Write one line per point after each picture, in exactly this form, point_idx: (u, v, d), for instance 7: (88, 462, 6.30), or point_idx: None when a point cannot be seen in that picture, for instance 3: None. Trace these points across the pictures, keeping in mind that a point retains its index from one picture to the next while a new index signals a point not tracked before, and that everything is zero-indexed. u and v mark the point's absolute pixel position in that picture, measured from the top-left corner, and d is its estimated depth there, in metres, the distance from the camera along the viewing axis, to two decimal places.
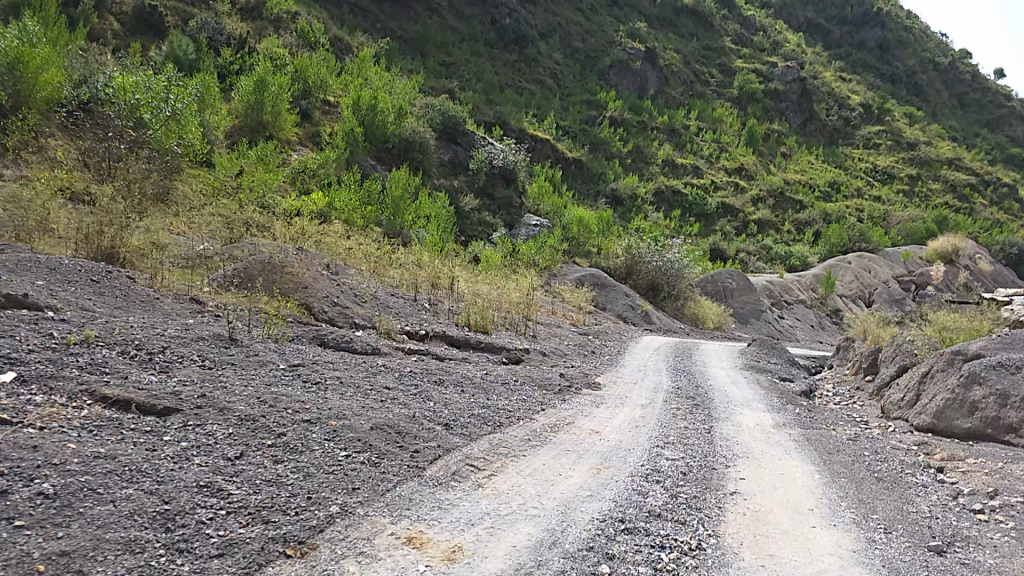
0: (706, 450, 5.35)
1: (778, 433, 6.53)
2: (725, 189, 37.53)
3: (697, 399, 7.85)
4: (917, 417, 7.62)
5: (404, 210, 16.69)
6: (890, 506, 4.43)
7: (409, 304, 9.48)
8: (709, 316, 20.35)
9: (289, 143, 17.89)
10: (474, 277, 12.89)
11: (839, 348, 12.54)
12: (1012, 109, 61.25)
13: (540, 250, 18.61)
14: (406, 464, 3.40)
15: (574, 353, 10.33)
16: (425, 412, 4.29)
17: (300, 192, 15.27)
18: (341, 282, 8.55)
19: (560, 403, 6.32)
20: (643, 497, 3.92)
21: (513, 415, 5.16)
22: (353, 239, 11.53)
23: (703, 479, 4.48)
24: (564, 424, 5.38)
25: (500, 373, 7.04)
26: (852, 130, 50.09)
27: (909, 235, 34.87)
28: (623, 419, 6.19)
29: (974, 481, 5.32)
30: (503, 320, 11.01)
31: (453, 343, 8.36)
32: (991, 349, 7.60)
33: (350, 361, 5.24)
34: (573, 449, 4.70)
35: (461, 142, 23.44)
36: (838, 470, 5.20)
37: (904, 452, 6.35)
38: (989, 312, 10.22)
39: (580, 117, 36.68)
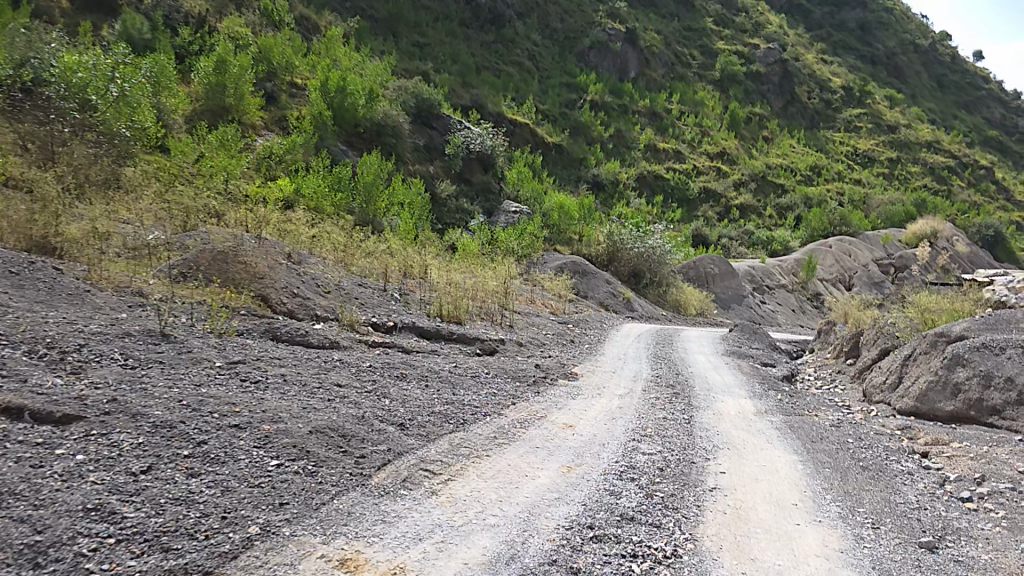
0: (684, 441, 5.05)
1: (760, 421, 6.24)
2: (706, 173, 37.38)
3: (677, 387, 7.55)
4: (899, 400, 7.38)
5: (376, 198, 16.31)
6: (877, 498, 4.08)
7: (376, 293, 9.15)
8: (691, 302, 20.16)
9: (254, 128, 17.64)
10: (448, 266, 12.55)
11: (821, 332, 12.34)
12: (991, 92, 61.75)
13: (518, 238, 18.26)
14: (348, 472, 3.07)
15: (553, 342, 10.06)
16: (377, 412, 3.93)
17: (266, 180, 14.87)
18: (303, 272, 8.38)
19: (533, 396, 5.95)
20: (615, 497, 3.57)
21: (478, 408, 4.83)
22: (318, 228, 11.34)
23: (681, 475, 4.16)
24: (534, 417, 5.05)
25: (471, 365, 6.71)
26: (832, 113, 50.13)
27: (889, 218, 34.99)
28: (599, 410, 5.86)
29: (960, 467, 5.04)
30: (478, 309, 10.66)
31: (422, 335, 8.03)
32: (974, 330, 7.37)
33: (302, 356, 5.00)
34: (542, 445, 4.37)
35: (437, 126, 22.98)
36: (824, 460, 4.89)
37: (886, 437, 6.10)
38: (972, 292, 10.02)
39: (558, 100, 36.27)
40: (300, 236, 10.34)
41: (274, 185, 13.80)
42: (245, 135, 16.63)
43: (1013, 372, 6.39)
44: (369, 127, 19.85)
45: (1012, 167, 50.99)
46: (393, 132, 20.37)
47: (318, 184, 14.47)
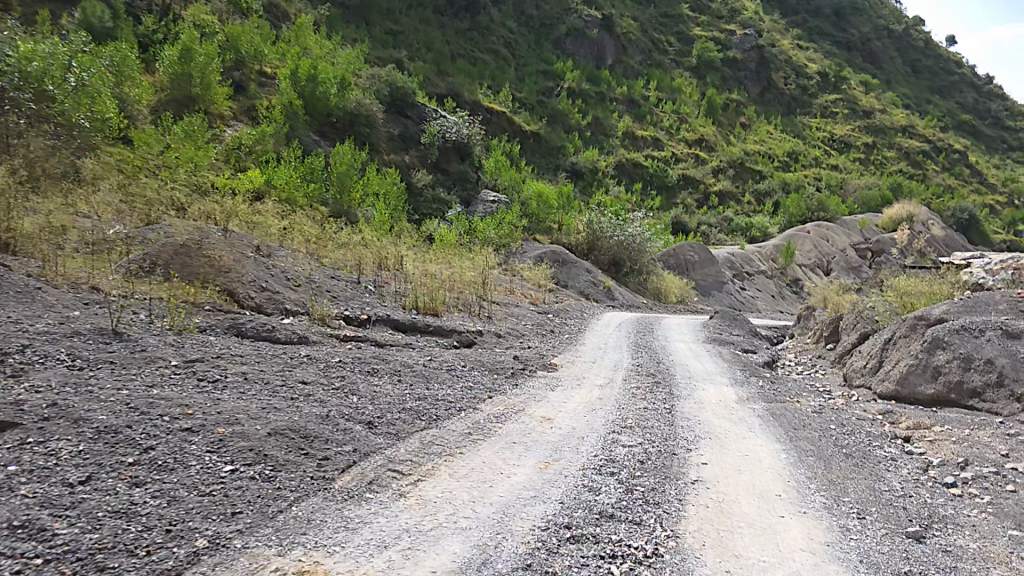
0: (665, 432, 4.92)
1: (742, 409, 6.14)
2: (685, 161, 37.40)
3: (658, 376, 7.44)
4: (880, 384, 7.36)
5: (350, 188, 16.04)
6: (861, 486, 3.98)
7: (349, 286, 9.02)
8: (671, 289, 20.16)
9: (222, 119, 17.21)
10: (425, 257, 12.36)
11: (800, 317, 12.35)
12: (962, 77, 62.62)
13: (497, 228, 18.06)
14: (309, 476, 2.92)
15: (532, 332, 9.94)
16: (344, 410, 3.77)
17: (235, 171, 14.54)
18: (272, 265, 8.21)
19: (510, 388, 5.81)
20: (592, 492, 3.43)
21: (452, 402, 4.68)
22: (289, 219, 11.14)
23: (661, 468, 4.03)
24: (511, 411, 4.90)
25: (446, 358, 6.55)
26: (808, 99, 50.47)
27: (865, 202, 35.33)
28: (579, 402, 5.72)
29: (942, 451, 4.98)
30: (455, 301, 10.49)
31: (397, 327, 7.92)
32: (953, 312, 7.35)
33: (266, 353, 4.88)
34: (518, 441, 4.22)
35: (412, 115, 22.64)
36: (807, 448, 4.79)
37: (868, 422, 6.04)
38: (949, 275, 10.04)
39: (535, 89, 36.01)
40: (270, 225, 10.13)
41: (244, 176, 13.50)
42: (213, 125, 16.23)
43: (993, 354, 6.38)
44: (342, 117, 19.52)
45: (984, 151, 51.74)
46: (366, 122, 20.05)
47: (289, 174, 14.18)
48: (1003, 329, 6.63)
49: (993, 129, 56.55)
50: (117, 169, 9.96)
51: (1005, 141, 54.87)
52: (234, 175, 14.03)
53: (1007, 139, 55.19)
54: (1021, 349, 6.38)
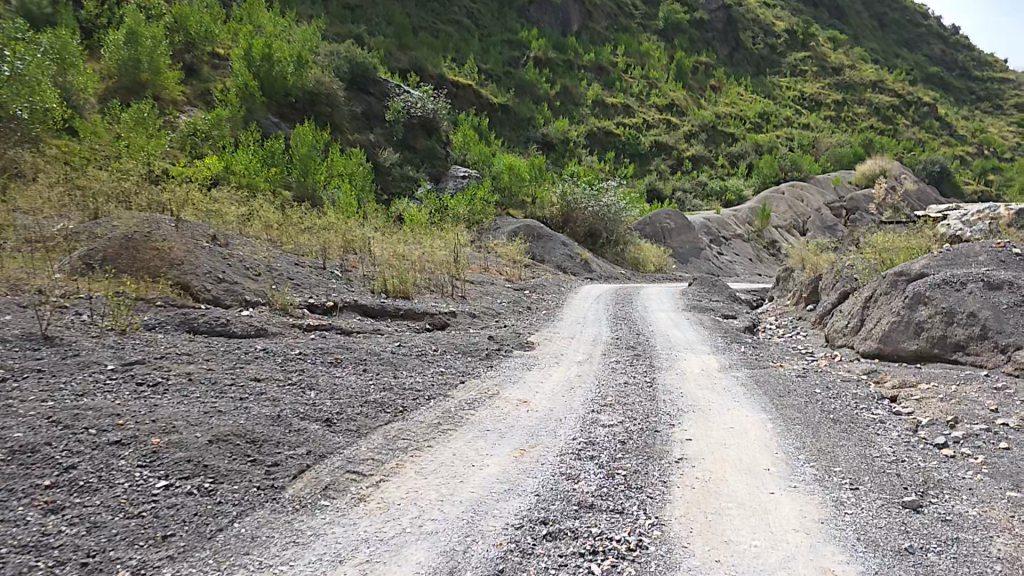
0: (648, 407, 4.72)
1: (725, 377, 5.97)
2: (656, 127, 37.12)
3: (637, 349, 7.25)
4: (863, 343, 7.23)
5: (314, 171, 15.61)
6: (852, 453, 3.80)
7: (314, 274, 8.73)
8: (648, 258, 20.01)
9: (175, 104, 16.58)
10: (394, 238, 12.03)
11: (779, 279, 12.25)
12: (929, 28, 62.70)
13: (469, 204, 17.70)
14: (255, 487, 2.67)
15: (509, 310, 9.69)
16: (299, 408, 3.52)
17: (192, 158, 14.04)
18: (229, 254, 7.90)
19: (484, 370, 5.58)
20: (570, 480, 3.21)
21: (421, 390, 4.45)
22: (248, 206, 10.76)
23: (643, 447, 3.82)
24: (484, 396, 4.66)
25: (416, 343, 6.30)
26: (777, 58, 50.21)
27: (838, 160, 35.36)
28: (557, 381, 5.50)
29: (931, 410, 4.82)
30: (427, 281, 10.20)
31: (366, 313, 7.68)
32: (933, 266, 7.21)
33: (218, 350, 4.64)
34: (493, 428, 3.96)
35: (375, 92, 22.06)
36: (793, 416, 4.61)
37: (853, 384, 5.91)
38: (925, 228, 9.93)
39: (501, 60, 35.39)
40: (228, 212, 9.83)
41: (202, 163, 13.02)
42: (165, 111, 15.66)
43: (975, 307, 6.25)
44: (301, 96, 18.94)
45: (953, 103, 51.94)
46: (327, 101, 19.51)
47: (249, 159, 13.71)
48: (984, 280, 6.50)
49: (961, 80, 56.72)
50: (63, 163, 9.55)
51: (973, 91, 55.10)
52: (191, 163, 13.54)
53: (975, 89, 55.40)
54: (1004, 299, 6.26)
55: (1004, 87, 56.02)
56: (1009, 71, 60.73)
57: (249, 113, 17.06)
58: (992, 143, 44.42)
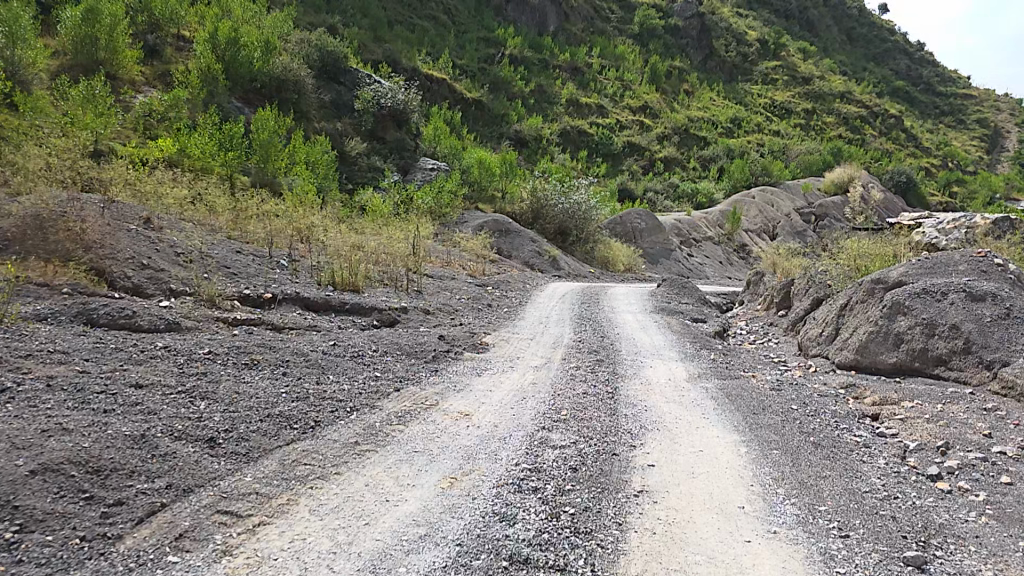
0: (605, 423, 4.16)
1: (692, 389, 5.44)
2: (629, 128, 36.81)
3: (600, 353, 6.68)
4: (838, 354, 6.82)
5: (274, 157, 14.78)
6: (838, 488, 3.33)
7: (254, 263, 8.01)
8: (617, 257, 19.54)
9: (132, 84, 15.66)
10: (348, 229, 11.30)
11: (749, 283, 11.79)
12: (895, 44, 63.68)
13: (435, 196, 17.01)
14: (80, 539, 2.01)
15: (467, 308, 9.07)
16: (178, 425, 2.85)
17: (144, 140, 13.22)
18: (159, 238, 7.15)
19: (427, 375, 4.96)
20: (505, 523, 2.58)
21: (345, 400, 3.80)
22: (192, 189, 9.96)
23: (598, 477, 3.24)
24: (419, 407, 4.02)
25: (356, 342, 5.63)
26: (749, 66, 50.43)
27: (808, 167, 35.45)
28: (508, 390, 4.90)
29: (917, 433, 4.47)
30: (379, 275, 9.53)
31: (308, 307, 7.01)
32: (912, 274, 6.79)
33: (108, 347, 3.94)
34: (422, 450, 3.34)
35: (345, 81, 21.29)
36: (769, 438, 4.09)
37: (831, 400, 5.47)
38: (900, 236, 9.55)
39: (476, 55, 34.79)
40: (167, 194, 9.06)
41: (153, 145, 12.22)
42: (120, 90, 14.75)
43: (958, 319, 5.84)
44: (267, 81, 18.11)
45: (919, 116, 52.62)
46: (294, 87, 18.72)
47: (203, 141, 12.88)
48: (967, 291, 6.10)
49: (927, 94, 57.47)
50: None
51: (938, 106, 55.87)
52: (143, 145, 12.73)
53: (940, 103, 56.22)
54: (986, 312, 5.87)
55: (967, 103, 56.97)
56: (971, 88, 61.78)
57: (209, 96, 16.11)
58: (957, 155, 45.01)
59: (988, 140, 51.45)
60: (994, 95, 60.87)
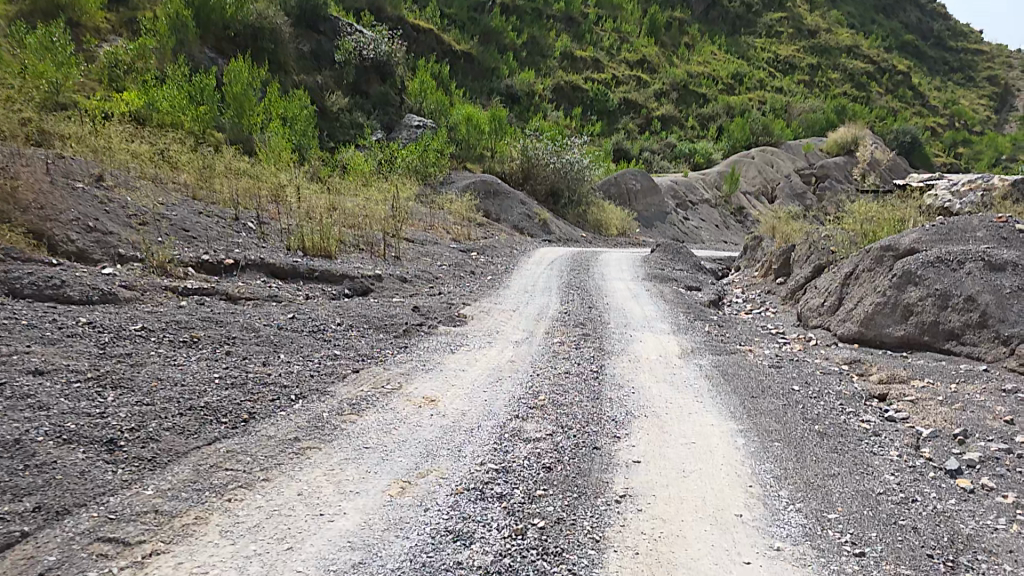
0: (587, 411, 3.72)
1: (685, 367, 5.03)
2: (626, 83, 35.84)
3: (587, 327, 6.24)
4: (840, 325, 6.45)
5: (249, 111, 14.08)
6: (849, 491, 2.95)
7: (217, 225, 7.48)
8: (611, 221, 19.02)
9: (98, 32, 14.84)
10: (324, 191, 10.73)
11: (748, 247, 11.36)
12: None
13: (421, 155, 16.34)
14: None
15: (449, 276, 8.59)
16: (69, 425, 2.40)
17: (111, 91, 12.50)
18: (110, 198, 6.61)
19: (394, 353, 4.53)
20: (460, 547, 2.15)
21: (293, 386, 3.35)
22: (156, 146, 9.36)
23: (575, 477, 2.83)
24: (378, 392, 3.57)
25: (319, 314, 5.19)
26: (753, 18, 48.98)
27: (808, 127, 34.72)
28: (483, 368, 4.47)
29: (932, 418, 4.12)
30: (355, 239, 9.04)
31: (273, 274, 6.54)
32: (926, 240, 6.34)
33: (21, 322, 3.47)
34: (374, 445, 2.90)
35: (325, 28, 20.31)
36: (769, 427, 3.69)
37: (836, 378, 5.10)
38: (908, 199, 9.06)
39: (466, 5, 33.71)
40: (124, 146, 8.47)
41: (117, 97, 11.55)
42: (82, 38, 13.93)
43: (975, 289, 5.42)
44: (240, 29, 17.19)
45: (926, 73, 51.30)
46: (271, 35, 17.85)
47: (172, 93, 12.16)
48: (986, 259, 5.66)
49: (936, 50, 55.90)
50: None
51: (948, 63, 54.39)
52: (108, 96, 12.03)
53: (948, 59, 54.69)
54: (1004, 282, 5.44)
55: (977, 59, 55.45)
56: (984, 42, 60.13)
57: (179, 45, 15.31)
58: (962, 114, 44.07)
59: (995, 99, 50.29)
60: (1005, 51, 59.23)
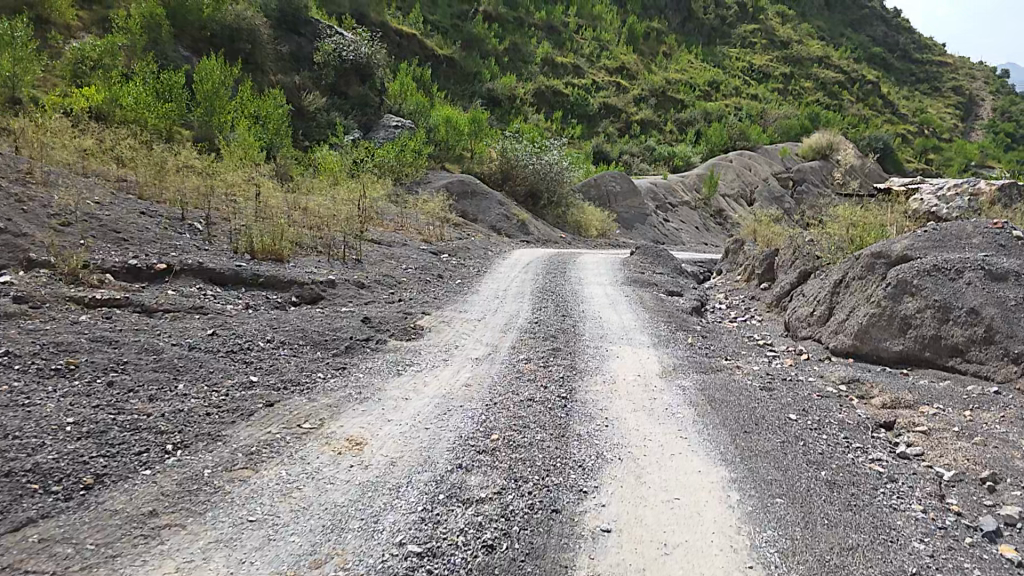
0: (550, 456, 3.05)
1: (667, 391, 4.38)
2: (606, 88, 35.32)
3: (558, 339, 5.59)
4: (833, 338, 5.85)
5: (221, 110, 13.17)
6: (875, 572, 2.31)
7: (153, 223, 6.71)
8: (592, 222, 18.35)
9: (69, 30, 13.86)
10: (284, 189, 9.98)
11: (729, 251, 10.78)
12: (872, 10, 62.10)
13: (399, 153, 15.62)
14: None
15: (414, 281, 7.89)
16: None
17: (70, 85, 11.65)
18: (30, 195, 5.85)
19: (327, 379, 3.84)
20: None
21: (173, 431, 2.65)
22: (106, 142, 8.58)
23: (524, 563, 2.16)
24: (289, 434, 2.88)
25: (252, 328, 4.48)
26: (728, 29, 48.96)
27: (786, 131, 34.44)
28: (433, 396, 3.80)
29: (950, 457, 3.50)
30: (312, 240, 8.30)
31: (212, 281, 5.81)
32: (921, 245, 5.73)
33: None
34: (262, 517, 2.23)
35: (304, 32, 19.69)
36: (769, 476, 3.06)
37: (834, 403, 4.46)
38: (893, 203, 8.54)
39: (449, 12, 33.77)
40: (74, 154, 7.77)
41: (77, 92, 10.59)
42: (47, 34, 12.97)
43: (977, 302, 4.83)
44: (218, 29, 16.27)
45: (894, 83, 51.21)
46: (248, 36, 16.93)
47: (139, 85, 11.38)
48: (986, 269, 5.09)
49: (902, 61, 55.98)
50: None
51: (914, 73, 54.24)
52: (66, 94, 11.04)
53: (914, 70, 54.48)
54: (1010, 294, 4.87)
55: (941, 70, 55.45)
56: (947, 54, 60.10)
57: (153, 44, 14.38)
58: (931, 122, 43.32)
59: (963, 107, 50.19)
60: (967, 62, 59.39)
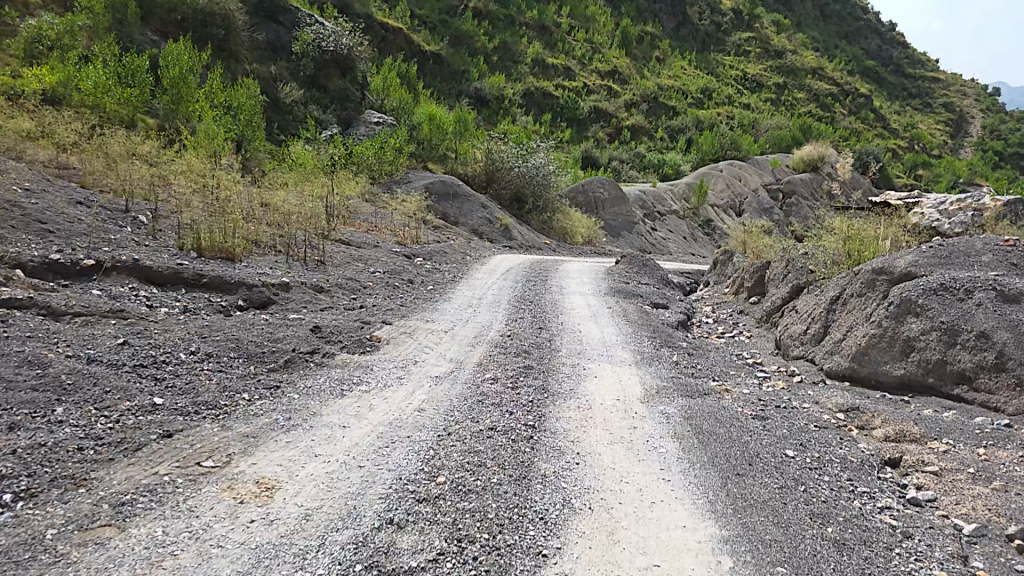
0: (506, 506, 2.51)
1: (649, 421, 3.86)
2: (597, 92, 34.94)
3: (530, 355, 5.06)
4: (828, 359, 5.39)
5: (188, 99, 12.44)
6: None
7: (90, 214, 6.10)
8: (578, 229, 17.90)
9: (26, 8, 13.12)
10: (247, 183, 9.35)
11: (716, 262, 10.35)
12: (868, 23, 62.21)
13: (378, 151, 15.03)
14: None
15: (381, 286, 7.33)
16: None
17: (26, 65, 10.96)
18: None
19: (254, 401, 3.25)
20: None
21: (19, 476, 2.13)
22: (52, 122, 7.90)
23: None
24: (182, 476, 2.34)
25: (175, 337, 3.89)
26: (722, 38, 48.80)
27: (777, 143, 34.22)
28: (376, 425, 3.23)
29: (972, 505, 3.01)
30: (270, 239, 7.71)
31: (148, 280, 5.22)
32: (926, 262, 5.27)
33: None
34: None
35: (284, 20, 19.01)
36: (770, 536, 2.53)
37: (833, 435, 3.98)
38: (893, 217, 8.11)
39: (438, 7, 33.19)
40: (11, 142, 7.11)
41: (30, 72, 9.91)
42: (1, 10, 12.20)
43: (989, 325, 4.37)
44: (189, 13, 15.50)
45: (885, 98, 51.30)
46: (222, 21, 16.20)
47: (97, 66, 10.67)
48: (997, 289, 4.64)
49: (896, 75, 56.13)
50: None
51: (905, 88, 54.32)
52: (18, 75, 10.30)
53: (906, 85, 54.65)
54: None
55: (933, 87, 55.65)
56: (939, 70, 60.31)
57: (116, 24, 13.59)
58: (922, 138, 43.54)
59: (953, 125, 50.38)
60: (960, 79, 59.58)
